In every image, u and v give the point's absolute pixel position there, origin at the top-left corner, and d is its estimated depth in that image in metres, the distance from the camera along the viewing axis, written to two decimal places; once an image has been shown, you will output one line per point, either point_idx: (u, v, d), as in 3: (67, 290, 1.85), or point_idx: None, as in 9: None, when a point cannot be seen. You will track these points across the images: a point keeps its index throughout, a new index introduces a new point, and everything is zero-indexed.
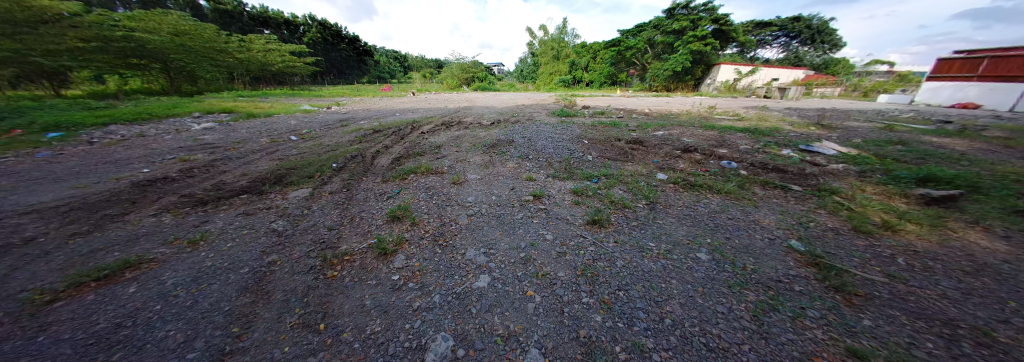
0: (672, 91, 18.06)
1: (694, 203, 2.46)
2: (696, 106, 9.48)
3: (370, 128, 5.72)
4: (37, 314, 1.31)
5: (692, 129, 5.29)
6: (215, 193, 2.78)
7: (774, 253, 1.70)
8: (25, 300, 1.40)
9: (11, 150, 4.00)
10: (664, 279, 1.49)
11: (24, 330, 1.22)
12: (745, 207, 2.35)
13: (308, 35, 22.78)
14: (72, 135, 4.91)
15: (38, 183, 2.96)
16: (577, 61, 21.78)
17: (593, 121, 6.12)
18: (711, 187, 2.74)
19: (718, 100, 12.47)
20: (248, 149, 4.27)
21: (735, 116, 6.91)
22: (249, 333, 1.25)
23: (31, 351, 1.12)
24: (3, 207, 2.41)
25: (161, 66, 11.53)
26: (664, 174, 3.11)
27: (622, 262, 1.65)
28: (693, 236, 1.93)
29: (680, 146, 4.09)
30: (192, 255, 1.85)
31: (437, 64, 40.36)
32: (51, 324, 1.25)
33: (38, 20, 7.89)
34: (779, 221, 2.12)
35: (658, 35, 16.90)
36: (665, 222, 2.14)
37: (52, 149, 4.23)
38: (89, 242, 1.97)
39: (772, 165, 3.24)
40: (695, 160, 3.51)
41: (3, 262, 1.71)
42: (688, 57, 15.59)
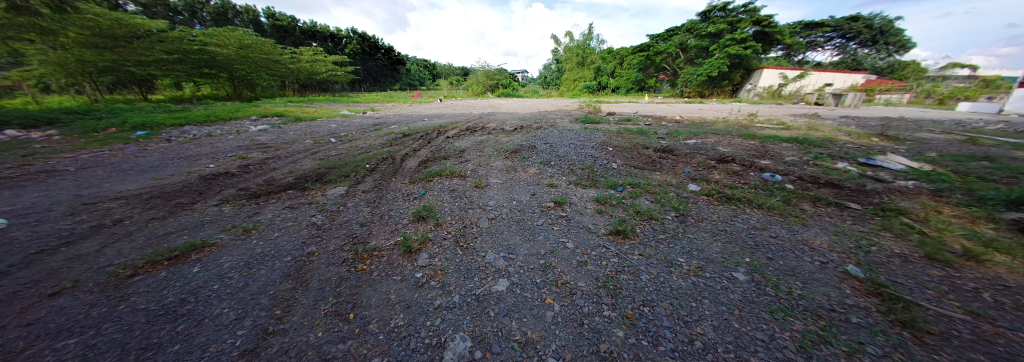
0: (706, 97, 17.11)
1: (730, 218, 2.31)
2: (734, 114, 8.86)
3: (400, 132, 6.04)
4: (121, 286, 1.54)
5: (728, 138, 4.97)
6: (265, 188, 3.08)
7: (826, 279, 1.54)
8: (112, 273, 1.66)
9: (108, 146, 4.74)
10: (693, 297, 1.41)
11: (111, 299, 1.43)
12: (791, 226, 2.16)
13: (349, 46, 24.73)
14: (155, 134, 5.71)
15: (127, 173, 3.48)
16: (602, 67, 21.45)
17: (619, 128, 5.96)
18: (751, 201, 2.55)
19: (760, 107, 11.57)
20: (294, 149, 4.69)
21: (779, 125, 6.38)
22: (290, 316, 1.37)
23: (119, 316, 1.32)
24: (99, 194, 2.84)
25: (228, 75, 13.14)
26: (696, 185, 2.95)
27: (648, 277, 1.58)
28: (728, 253, 1.81)
29: (715, 155, 3.86)
30: (245, 242, 2.06)
31: (463, 72, 41.73)
32: (136, 295, 1.47)
33: (134, 36, 9.47)
34: (831, 242, 1.92)
35: (691, 38, 16.20)
36: (697, 237, 2.02)
37: (138, 145, 4.94)
38: (164, 226, 2.28)
39: (824, 179, 2.94)
40: (732, 171, 3.29)
41: (99, 238, 2.04)
42: (726, 61, 14.64)
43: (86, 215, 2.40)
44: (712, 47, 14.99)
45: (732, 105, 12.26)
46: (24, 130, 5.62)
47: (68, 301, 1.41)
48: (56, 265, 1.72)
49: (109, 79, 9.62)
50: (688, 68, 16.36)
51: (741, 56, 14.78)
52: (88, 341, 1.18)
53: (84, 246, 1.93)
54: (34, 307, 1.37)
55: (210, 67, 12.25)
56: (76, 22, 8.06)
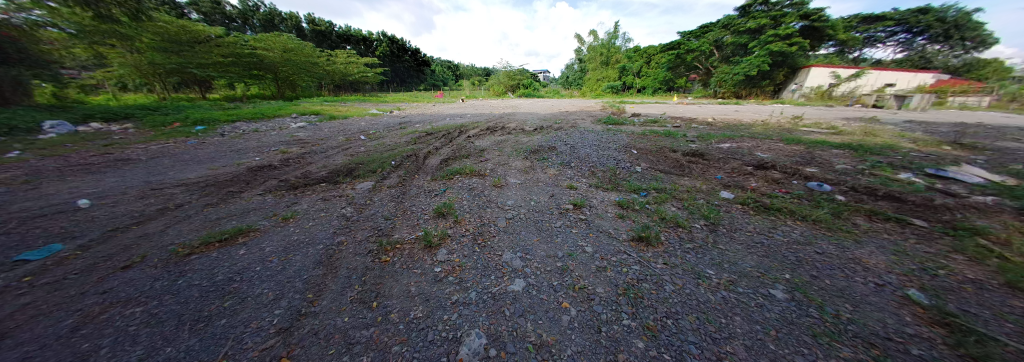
0: (742, 97, 16.03)
1: (767, 229, 2.14)
2: (774, 116, 8.21)
3: (424, 131, 6.25)
4: (181, 263, 1.74)
5: (768, 142, 4.62)
6: (301, 181, 3.32)
7: (880, 303, 1.37)
8: (173, 251, 1.87)
9: (173, 139, 5.34)
10: (722, 312, 1.33)
11: (173, 275, 1.62)
12: (841, 241, 1.97)
13: (379, 49, 25.98)
14: (211, 129, 6.36)
15: (188, 163, 3.90)
16: (628, 66, 20.79)
17: (644, 130, 5.75)
18: (793, 212, 2.36)
19: (807, 109, 10.59)
20: (328, 145, 5.02)
21: (829, 129, 5.83)
22: (320, 300, 1.47)
23: (177, 291, 1.48)
24: (165, 181, 3.23)
25: (274, 76, 14.36)
26: (729, 193, 2.78)
27: (672, 288, 1.51)
28: (765, 268, 1.68)
29: (753, 161, 3.61)
30: (284, 229, 2.24)
31: (485, 72, 42.27)
32: (192, 272, 1.65)
33: (196, 42, 10.88)
34: (890, 262, 1.72)
35: (728, 35, 15.25)
36: (729, 249, 1.90)
37: (198, 138, 5.53)
38: (217, 211, 2.54)
39: (883, 192, 2.64)
40: (772, 179, 3.07)
41: (164, 220, 2.32)
42: (767, 59, 13.54)
43: (154, 198, 2.73)
44: (751, 43, 13.96)
45: (770, 107, 11.38)
46: (108, 125, 6.53)
47: (138, 275, 1.61)
48: (131, 242, 1.98)
49: (174, 79, 11.26)
50: (723, 67, 15.47)
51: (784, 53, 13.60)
52: (152, 311, 1.34)
53: (151, 226, 2.21)
54: (112, 279, 1.58)
55: (259, 69, 13.49)
56: (150, 28, 9.54)
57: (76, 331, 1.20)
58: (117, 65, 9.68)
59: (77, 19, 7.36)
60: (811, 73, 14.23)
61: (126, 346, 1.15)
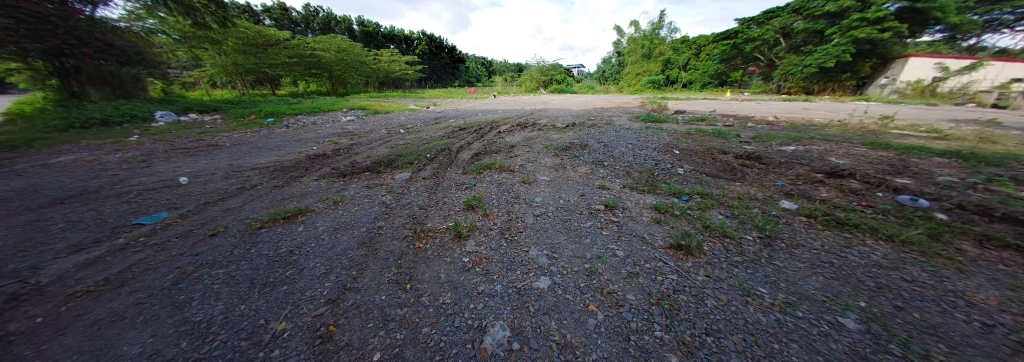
0: (813, 93, 13.87)
1: (838, 248, 1.68)
2: (856, 116, 7.05)
3: (457, 126, 6.45)
4: (252, 237, 2.06)
5: (846, 146, 4.00)
6: (349, 169, 3.63)
7: (992, 349, 0.98)
8: (248, 225, 2.24)
9: (250, 128, 6.19)
10: (773, 336, 1.10)
11: (247, 246, 1.94)
12: (937, 269, 1.45)
13: (419, 48, 27.23)
14: (279, 121, 7.24)
15: (260, 150, 4.50)
16: (672, 60, 19.43)
17: (689, 129, 5.35)
18: (875, 230, 1.83)
19: (900, 108, 8.97)
20: (373, 138, 5.41)
21: (931, 133, 4.90)
22: (362, 277, 1.63)
23: (249, 259, 1.80)
24: (243, 164, 3.76)
25: (329, 75, 15.86)
26: (790, 202, 2.31)
27: (714, 303, 1.31)
28: (833, 293, 1.32)
29: (823, 167, 3.01)
30: (333, 212, 2.47)
31: (518, 68, 42.22)
32: (262, 244, 1.96)
33: (269, 45, 13.17)
34: (1014, 301, 1.22)
35: (799, 21, 13.10)
36: (787, 266, 1.55)
37: (269, 128, 6.32)
38: (285, 191, 2.92)
39: (1011, 215, 1.93)
40: (851, 190, 2.45)
41: (244, 197, 2.76)
42: (850, 48, 11.23)
43: (235, 179, 3.23)
44: (828, 30, 11.76)
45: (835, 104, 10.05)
46: (202, 115, 7.77)
47: (220, 245, 1.97)
48: (217, 216, 2.41)
49: (253, 77, 14.02)
50: (793, 58, 13.45)
51: (874, 41, 11.17)
52: (232, 274, 1.65)
53: (232, 203, 2.65)
54: (203, 245, 1.97)
55: (317, 68, 15.02)
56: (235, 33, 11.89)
57: (178, 285, 1.57)
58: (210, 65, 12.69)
59: (179, 28, 10.16)
60: (911, 64, 11.84)
61: (213, 301, 1.44)
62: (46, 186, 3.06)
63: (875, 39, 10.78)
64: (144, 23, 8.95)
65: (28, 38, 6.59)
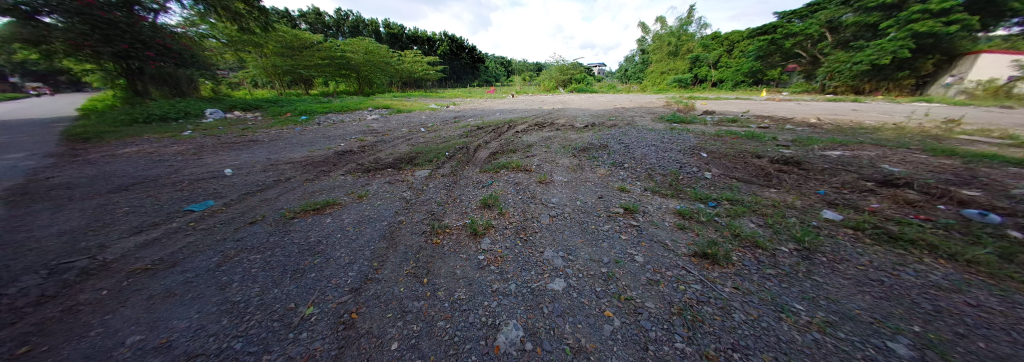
0: (864, 93, 11.97)
1: (889, 265, 1.52)
2: (914, 119, 6.35)
3: (475, 125, 6.52)
4: (284, 227, 2.20)
5: (904, 153, 3.60)
6: (373, 165, 3.76)
7: None
8: (282, 214, 2.39)
9: (286, 125, 6.62)
10: (810, 357, 1.00)
11: (281, 235, 2.08)
12: (1010, 293, 1.26)
13: (441, 48, 27.79)
14: (311, 118, 7.67)
15: (293, 145, 4.79)
16: (700, 58, 18.54)
17: (719, 130, 5.07)
18: (934, 246, 1.64)
19: (967, 110, 7.99)
20: (395, 135, 5.59)
21: (1009, 138, 4.30)
22: (381, 269, 1.68)
23: (281, 247, 1.92)
24: (279, 158, 4.02)
25: (356, 75, 16.60)
26: (834, 212, 2.12)
27: (742, 318, 1.21)
28: (882, 314, 1.18)
29: (876, 175, 2.72)
30: (358, 205, 2.57)
31: (536, 68, 41.94)
32: (294, 233, 2.11)
33: (303, 47, 14.09)
34: None
35: (849, 14, 11.57)
36: (828, 282, 1.41)
37: (302, 125, 6.72)
38: (315, 185, 3.08)
39: None
40: (907, 201, 2.21)
41: (279, 189, 2.95)
42: (909, 43, 9.71)
43: (271, 172, 3.45)
44: (882, 23, 10.28)
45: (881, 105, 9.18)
46: (245, 112, 8.40)
47: (256, 232, 2.13)
48: (255, 205, 2.60)
49: (289, 78, 15.11)
50: (839, 54, 11.85)
51: (937, 36, 9.63)
52: (266, 260, 1.78)
53: (268, 194, 2.84)
54: (242, 231, 2.15)
55: (346, 69, 15.78)
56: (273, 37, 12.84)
57: (221, 266, 1.74)
58: (252, 67, 13.84)
59: (226, 32, 11.08)
60: (980, 61, 10.54)
61: (251, 283, 1.57)
62: (115, 173, 3.46)
63: (939, 33, 9.31)
64: (195, 28, 9.97)
65: (100, 42, 7.44)
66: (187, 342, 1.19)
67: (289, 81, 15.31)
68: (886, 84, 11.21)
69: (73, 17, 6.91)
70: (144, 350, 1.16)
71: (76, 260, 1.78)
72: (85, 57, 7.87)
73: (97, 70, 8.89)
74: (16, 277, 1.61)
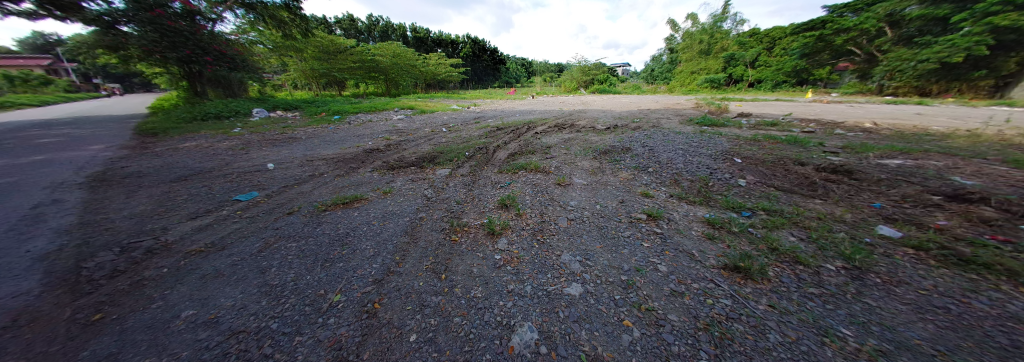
0: (931, 95, 10.19)
1: (961, 290, 1.30)
2: (994, 125, 5.55)
3: (495, 126, 6.57)
4: (316, 218, 2.34)
5: (982, 164, 3.14)
6: (397, 163, 3.91)
7: None
8: (315, 207, 2.55)
9: (321, 124, 7.08)
10: None
11: (313, 226, 2.21)
12: None
13: (464, 50, 28.35)
14: (343, 118, 8.12)
15: (325, 143, 5.09)
16: (734, 57, 17.48)
17: (755, 135, 4.73)
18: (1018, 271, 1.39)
19: None
20: (418, 135, 5.77)
21: None
22: (403, 263, 1.74)
23: (313, 238, 2.04)
24: (313, 155, 4.30)
25: (385, 78, 17.36)
26: (892, 229, 1.89)
27: (777, 339, 1.10)
28: (948, 346, 1.00)
29: (945, 189, 2.40)
30: (382, 201, 2.67)
31: (558, 68, 41.57)
32: (325, 224, 2.24)
33: (337, 52, 15.07)
34: None
35: (912, 7, 10.34)
36: (881, 307, 1.24)
37: (334, 124, 7.14)
38: (345, 180, 3.26)
39: None
40: (985, 218, 1.92)
41: (313, 183, 3.16)
42: (988, 39, 8.37)
43: (305, 167, 3.70)
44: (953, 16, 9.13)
45: (948, 108, 8.13)
46: (286, 112, 9.08)
47: (292, 222, 2.29)
48: (292, 197, 2.79)
49: (324, 80, 16.23)
50: (899, 51, 10.51)
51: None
52: (300, 248, 1.91)
53: (303, 187, 3.04)
54: (280, 221, 2.32)
55: (375, 71, 16.57)
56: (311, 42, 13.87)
57: (261, 252, 1.88)
58: (293, 70, 15.00)
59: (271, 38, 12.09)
60: None
61: (285, 269, 1.69)
62: (176, 164, 3.89)
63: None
64: (247, 36, 10.97)
65: (167, 48, 8.37)
66: (232, 319, 1.30)
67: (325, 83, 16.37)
68: (960, 85, 9.43)
69: (146, 26, 7.90)
70: (196, 323, 1.28)
71: (143, 241, 2.02)
72: (156, 62, 8.92)
73: (165, 73, 10.07)
74: (97, 253, 1.86)
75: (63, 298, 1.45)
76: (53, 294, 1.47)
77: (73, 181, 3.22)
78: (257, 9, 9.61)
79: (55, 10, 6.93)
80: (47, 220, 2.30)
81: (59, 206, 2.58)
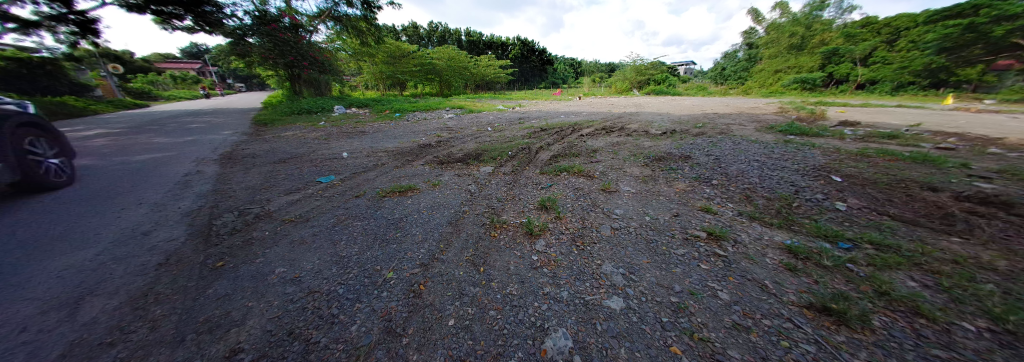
0: None
1: None
2: None
3: (539, 127, 6.53)
4: (376, 203, 2.61)
5: None
6: (446, 158, 4.14)
7: None
8: (376, 193, 2.83)
9: (383, 121, 7.85)
10: None
11: (372, 210, 2.46)
12: None
13: (513, 52, 28.98)
14: (403, 115, 8.91)
15: (385, 137, 5.64)
16: (835, 54, 14.52)
17: (864, 149, 3.82)
18: None
19: None
20: (466, 133, 6.01)
21: None
22: (446, 252, 1.83)
23: (371, 219, 2.28)
24: (377, 147, 4.80)
25: (440, 78, 18.62)
26: None
27: None
28: None
29: None
30: (431, 192, 2.86)
31: (609, 69, 39.71)
32: (383, 208, 2.48)
33: (402, 56, 16.76)
34: None
35: None
36: None
37: (395, 121, 7.86)
38: (402, 171, 3.56)
39: None
40: None
41: (374, 172, 3.50)
42: None
43: (369, 158, 4.14)
44: None
45: None
46: (359, 108, 10.30)
47: (358, 204, 2.58)
48: (359, 182, 3.15)
49: (390, 82, 18.11)
50: None
51: None
52: (361, 227, 2.14)
53: (367, 174, 3.40)
54: (349, 201, 2.64)
55: (432, 73, 17.90)
56: (382, 48, 15.66)
57: (334, 226, 2.16)
58: (366, 72, 17.07)
59: (350, 45, 13.91)
60: None
61: (351, 243, 1.91)
62: (276, 148, 4.72)
63: None
64: (333, 43, 12.80)
65: (277, 55, 10.25)
66: (310, 280, 1.52)
67: (390, 84, 18.26)
68: None
69: (264, 38, 9.74)
70: (283, 279, 1.53)
71: (252, 208, 2.49)
72: (268, 66, 10.95)
73: (276, 75, 12.38)
74: (222, 214, 2.35)
75: (198, 246, 1.86)
76: (192, 243, 1.91)
77: (209, 157, 4.14)
78: (342, 21, 11.33)
79: (206, 26, 8.95)
80: (192, 185, 3.00)
81: (199, 175, 3.34)
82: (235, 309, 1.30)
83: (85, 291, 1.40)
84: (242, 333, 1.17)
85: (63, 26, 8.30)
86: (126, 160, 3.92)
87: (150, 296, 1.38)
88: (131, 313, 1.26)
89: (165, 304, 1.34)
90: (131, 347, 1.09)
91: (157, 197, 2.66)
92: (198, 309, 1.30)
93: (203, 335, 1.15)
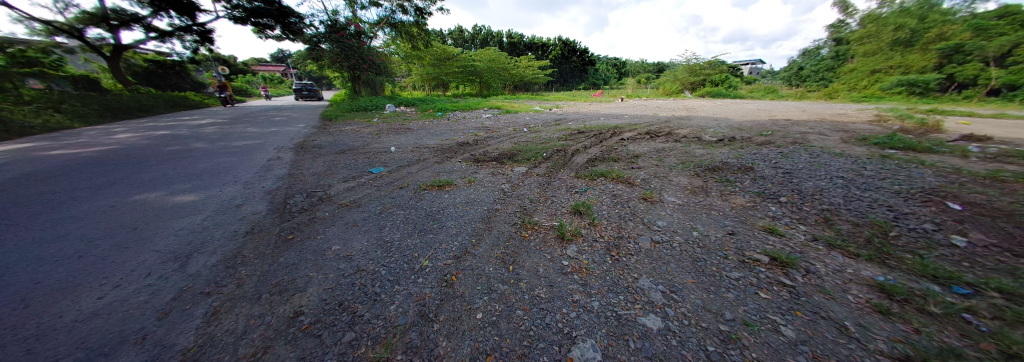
0: None
1: None
2: None
3: (576, 129, 6.34)
4: (415, 194, 2.75)
5: None
6: (482, 157, 4.24)
7: None
8: (416, 186, 2.99)
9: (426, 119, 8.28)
10: None
11: (411, 201, 2.60)
12: None
13: (553, 53, 28.60)
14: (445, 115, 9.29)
15: (427, 134, 5.94)
16: (956, 53, 11.83)
17: (1002, 172, 3.01)
18: None
19: None
20: (502, 133, 6.08)
21: None
22: (478, 247, 1.85)
23: (412, 210, 2.41)
24: (420, 143, 5.09)
25: (480, 80, 19.17)
26: None
27: None
28: None
29: None
30: (467, 188, 2.94)
31: (657, 69, 37.04)
32: (424, 200, 2.61)
33: (447, 58, 17.59)
34: None
35: None
36: None
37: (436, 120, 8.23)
38: (440, 167, 3.71)
39: None
40: None
41: (416, 166, 3.70)
42: None
43: (413, 153, 4.40)
44: None
45: None
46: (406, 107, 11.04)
47: (401, 195, 2.74)
48: (403, 175, 3.36)
49: (434, 83, 19.13)
50: None
51: None
52: (404, 216, 2.28)
53: (410, 168, 3.62)
54: (393, 192, 2.83)
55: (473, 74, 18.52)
56: (430, 51, 16.64)
57: (382, 213, 2.34)
58: (414, 74, 18.29)
59: (401, 48, 15.01)
60: None
61: (394, 230, 2.04)
62: (336, 141, 5.27)
63: None
64: (388, 48, 13.88)
65: (343, 59, 11.39)
66: (359, 258, 1.66)
67: (434, 85, 19.24)
68: None
69: (333, 44, 10.98)
70: (337, 256, 1.69)
71: (316, 191, 2.80)
72: (335, 69, 12.30)
73: (339, 76, 13.86)
74: (292, 194, 2.69)
75: (275, 220, 2.15)
76: (270, 216, 2.21)
77: (285, 145, 4.78)
78: (397, 27, 12.26)
79: (290, 34, 10.30)
80: (272, 168, 3.49)
81: (278, 160, 3.86)
82: (298, 277, 1.47)
83: (191, 249, 1.69)
84: (303, 298, 1.31)
85: (188, 35, 10.16)
86: (227, 145, 4.71)
87: (238, 258, 1.63)
88: (222, 271, 1.50)
89: (246, 266, 1.55)
90: (220, 299, 1.28)
91: (248, 176, 3.14)
92: (271, 274, 1.50)
93: (274, 296, 1.32)
